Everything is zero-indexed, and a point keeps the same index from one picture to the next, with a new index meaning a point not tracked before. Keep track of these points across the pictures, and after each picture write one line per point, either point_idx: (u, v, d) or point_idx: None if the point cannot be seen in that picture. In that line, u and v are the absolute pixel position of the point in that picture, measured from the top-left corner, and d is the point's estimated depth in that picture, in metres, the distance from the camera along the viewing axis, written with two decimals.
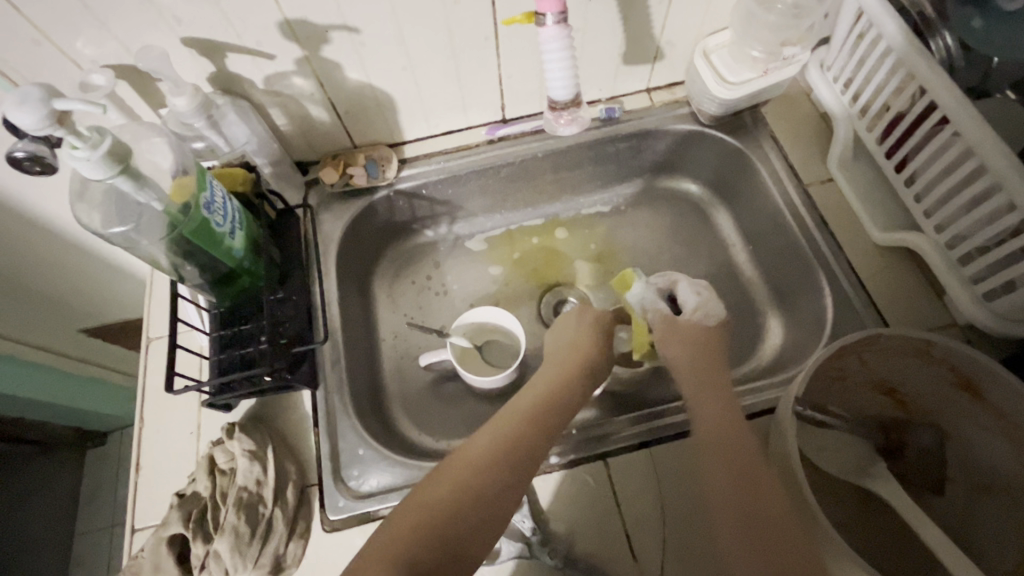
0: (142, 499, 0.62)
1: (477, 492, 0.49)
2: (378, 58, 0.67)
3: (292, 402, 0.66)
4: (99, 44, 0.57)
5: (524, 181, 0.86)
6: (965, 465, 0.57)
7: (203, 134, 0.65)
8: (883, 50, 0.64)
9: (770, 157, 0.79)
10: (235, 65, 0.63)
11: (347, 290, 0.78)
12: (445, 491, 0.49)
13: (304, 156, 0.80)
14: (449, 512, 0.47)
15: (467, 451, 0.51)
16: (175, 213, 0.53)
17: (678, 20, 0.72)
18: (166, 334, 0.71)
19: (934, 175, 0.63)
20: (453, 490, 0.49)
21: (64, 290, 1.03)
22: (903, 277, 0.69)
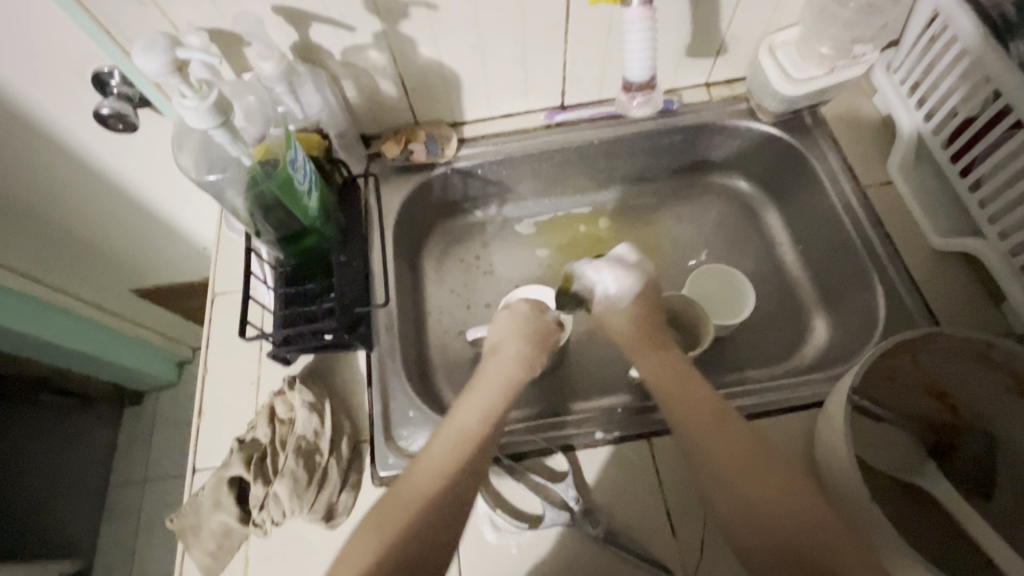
0: (202, 441, 0.66)
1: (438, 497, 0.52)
2: (451, 36, 0.69)
3: (348, 361, 0.69)
4: (196, 7, 0.61)
5: (577, 167, 0.87)
6: (1017, 472, 0.56)
7: (281, 100, 0.68)
8: (956, 51, 0.64)
9: (828, 157, 0.79)
10: (317, 34, 0.66)
11: (400, 261, 0.81)
12: (413, 496, 0.52)
13: (367, 129, 0.82)
14: (422, 517, 0.51)
15: (427, 459, 0.55)
16: (259, 168, 0.57)
17: (747, 14, 0.73)
18: (231, 289, 0.74)
19: (1003, 181, 0.62)
20: (418, 497, 0.52)
21: (123, 248, 1.08)
22: (960, 283, 0.69)
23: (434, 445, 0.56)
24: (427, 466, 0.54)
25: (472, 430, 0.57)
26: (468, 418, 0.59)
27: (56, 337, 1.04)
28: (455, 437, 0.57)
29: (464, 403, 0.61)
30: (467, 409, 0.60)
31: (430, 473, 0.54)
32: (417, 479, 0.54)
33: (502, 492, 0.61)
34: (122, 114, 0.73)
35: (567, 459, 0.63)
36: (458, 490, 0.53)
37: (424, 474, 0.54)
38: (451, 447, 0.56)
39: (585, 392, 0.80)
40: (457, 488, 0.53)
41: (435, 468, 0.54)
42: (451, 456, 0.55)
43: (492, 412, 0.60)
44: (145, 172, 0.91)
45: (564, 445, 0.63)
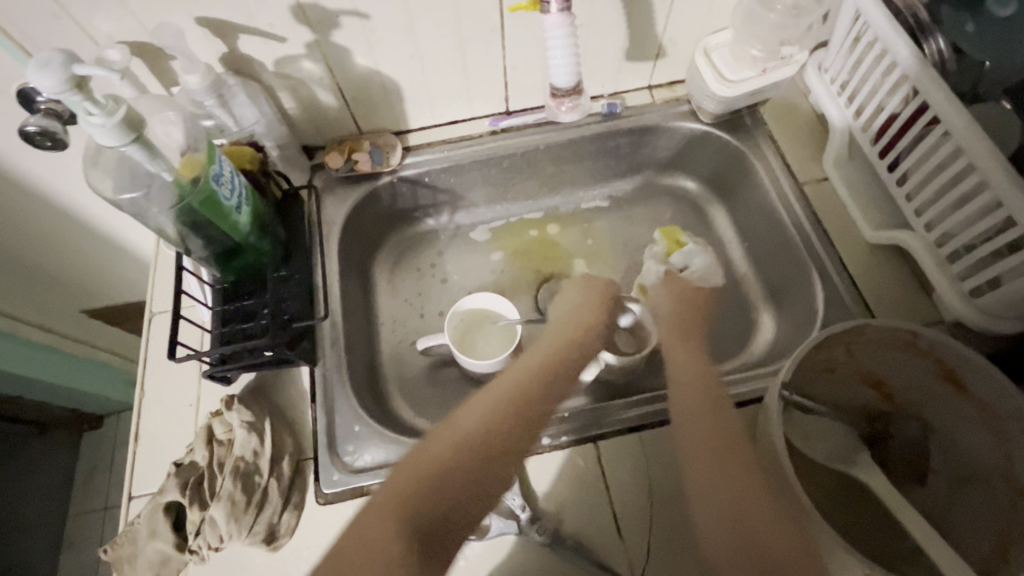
0: (139, 468, 0.64)
1: (457, 472, 0.48)
2: (387, 45, 0.69)
3: (290, 377, 0.67)
4: (116, 20, 0.59)
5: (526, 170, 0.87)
6: (947, 455, 0.59)
7: (212, 113, 0.67)
8: (877, 50, 0.66)
9: (767, 156, 0.80)
10: (247, 46, 0.65)
11: (348, 273, 0.80)
12: (418, 467, 0.48)
13: (310, 140, 0.81)
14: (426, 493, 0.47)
15: (457, 421, 0.52)
16: (181, 184, 0.55)
17: (680, 18, 0.74)
18: (169, 308, 0.72)
19: (925, 174, 0.64)
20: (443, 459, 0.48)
21: (65, 270, 1.04)
22: (893, 274, 0.71)
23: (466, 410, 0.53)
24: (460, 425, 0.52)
25: (522, 388, 0.56)
26: (539, 354, 0.62)
27: (16, 367, 1.02)
28: (479, 424, 0.51)
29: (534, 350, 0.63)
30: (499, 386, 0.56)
31: (449, 441, 0.50)
32: (430, 445, 0.50)
33: None
34: (50, 132, 0.69)
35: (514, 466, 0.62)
36: (474, 465, 0.49)
37: (448, 441, 0.50)
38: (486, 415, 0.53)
39: None
40: (467, 465, 0.48)
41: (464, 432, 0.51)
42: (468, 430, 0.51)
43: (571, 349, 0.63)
44: (81, 192, 0.88)
45: None
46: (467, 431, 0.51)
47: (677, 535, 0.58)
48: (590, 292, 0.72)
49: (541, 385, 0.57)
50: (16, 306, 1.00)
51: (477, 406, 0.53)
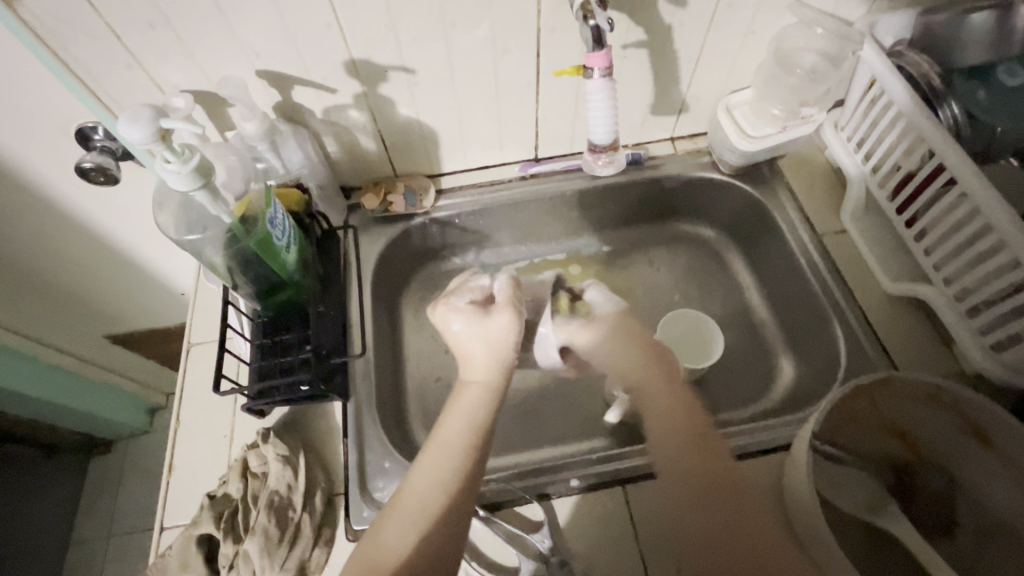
0: (172, 499, 0.64)
1: (422, 551, 0.50)
2: (429, 97, 0.73)
3: (323, 412, 0.68)
4: (183, 71, 0.64)
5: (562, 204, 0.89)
6: (973, 510, 0.59)
7: (263, 157, 0.71)
8: (892, 113, 0.70)
9: (786, 207, 0.83)
10: (300, 96, 0.70)
11: (379, 310, 0.82)
12: (409, 529, 0.51)
13: (348, 181, 0.85)
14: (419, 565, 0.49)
15: (421, 494, 0.54)
16: (238, 226, 0.58)
17: (703, 78, 0.79)
18: (209, 340, 0.74)
19: (943, 232, 0.67)
20: (406, 549, 0.50)
21: (97, 296, 1.07)
22: (912, 326, 0.73)
23: (426, 472, 0.55)
24: (409, 513, 0.52)
25: (457, 477, 0.54)
26: (460, 429, 0.58)
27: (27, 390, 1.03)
28: (439, 475, 0.54)
29: (447, 422, 0.59)
30: (458, 413, 0.59)
31: (411, 518, 0.52)
32: (427, 481, 0.54)
33: (478, 544, 0.61)
34: (104, 168, 0.73)
35: (543, 508, 0.63)
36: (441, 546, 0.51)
37: (410, 514, 0.52)
38: (435, 492, 0.53)
39: (561, 436, 0.80)
40: (436, 532, 0.51)
41: (423, 495, 0.53)
42: (423, 510, 0.52)
43: (478, 434, 0.57)
44: (124, 222, 0.92)
45: (539, 494, 0.64)
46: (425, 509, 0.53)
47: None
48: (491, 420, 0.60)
49: (456, 461, 0.55)
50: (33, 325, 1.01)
51: (435, 477, 0.54)
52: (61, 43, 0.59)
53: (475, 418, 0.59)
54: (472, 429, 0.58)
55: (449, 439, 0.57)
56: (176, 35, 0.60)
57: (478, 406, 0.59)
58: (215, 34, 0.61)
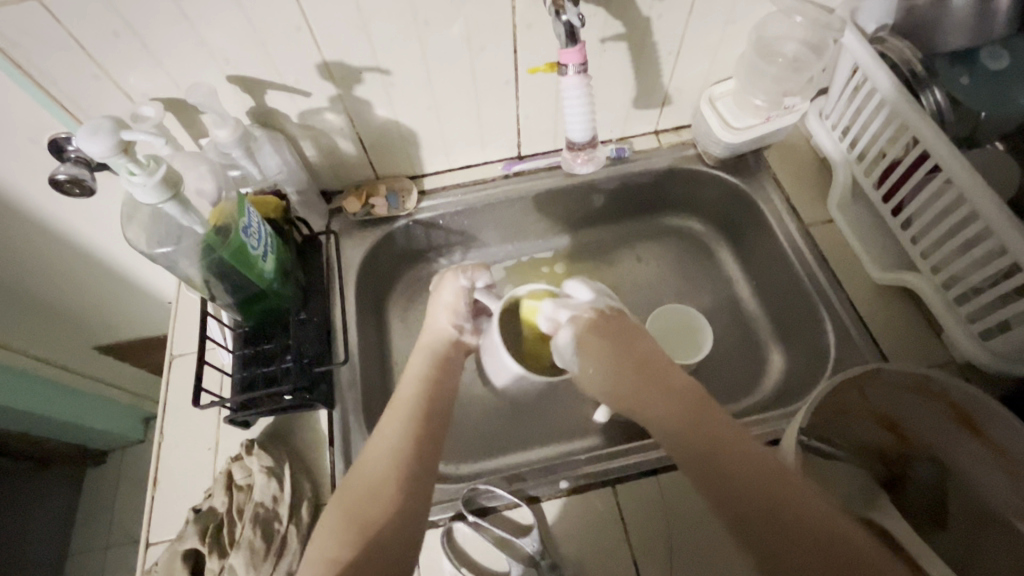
0: (157, 514, 0.64)
1: (392, 491, 0.53)
2: (406, 98, 0.72)
3: (308, 421, 0.68)
4: (152, 79, 0.63)
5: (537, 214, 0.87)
6: (967, 500, 0.58)
7: (239, 164, 0.70)
8: (876, 101, 0.69)
9: (772, 198, 0.82)
10: (274, 100, 0.68)
11: (365, 315, 0.81)
12: (376, 477, 0.54)
13: (329, 185, 0.84)
14: (390, 504, 0.53)
15: (381, 443, 0.57)
16: (213, 236, 0.57)
17: (685, 70, 0.78)
18: (191, 351, 0.73)
19: (929, 219, 0.66)
20: (375, 496, 0.53)
21: (81, 309, 1.06)
22: (902, 315, 0.72)
23: (385, 426, 0.58)
24: (374, 462, 0.55)
25: (411, 431, 0.57)
26: (412, 387, 0.62)
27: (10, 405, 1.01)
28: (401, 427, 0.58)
29: (401, 390, 0.62)
30: (410, 378, 0.64)
31: (376, 468, 0.55)
32: (386, 434, 0.57)
33: (467, 549, 0.61)
34: (79, 179, 0.71)
35: (532, 510, 0.62)
36: (411, 486, 0.54)
37: (375, 462, 0.55)
38: (394, 442, 0.56)
39: (551, 437, 0.79)
40: (407, 471, 0.55)
41: (385, 445, 0.56)
42: (386, 457, 0.55)
43: (429, 393, 0.61)
44: (104, 233, 0.91)
45: (529, 497, 0.63)
46: (388, 456, 0.55)
47: (707, 564, 0.58)
48: (439, 376, 0.64)
49: (414, 411, 0.59)
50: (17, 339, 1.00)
51: (393, 427, 0.58)
52: (23, 54, 0.57)
53: (424, 378, 0.63)
54: (425, 388, 0.62)
55: (404, 399, 0.60)
56: (142, 44, 0.59)
57: (425, 368, 0.65)
58: (181, 40, 0.59)
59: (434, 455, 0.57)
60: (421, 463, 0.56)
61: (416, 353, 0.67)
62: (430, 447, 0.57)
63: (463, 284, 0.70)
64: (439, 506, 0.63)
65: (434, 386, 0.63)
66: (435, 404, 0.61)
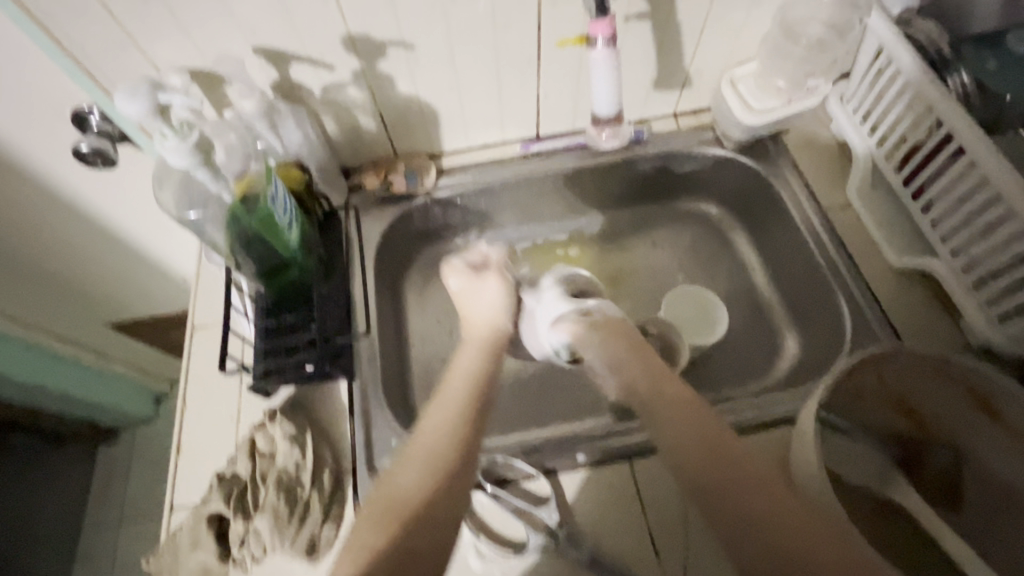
0: (180, 479, 0.65)
1: (435, 473, 0.53)
2: (428, 74, 0.72)
3: (328, 392, 0.69)
4: (179, 49, 0.63)
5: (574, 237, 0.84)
6: (982, 483, 0.59)
7: (262, 136, 0.70)
8: (899, 83, 0.68)
9: (791, 182, 0.82)
10: (297, 73, 0.68)
11: (382, 291, 0.81)
12: (420, 460, 0.55)
13: (348, 162, 0.84)
14: (431, 487, 0.52)
15: (427, 428, 0.58)
16: (239, 205, 0.59)
17: (707, 51, 0.77)
18: (212, 323, 0.74)
19: (950, 202, 0.66)
20: (418, 480, 0.53)
21: (96, 284, 1.06)
22: (919, 300, 0.72)
23: (432, 413, 0.59)
24: (418, 447, 0.56)
25: (458, 419, 0.58)
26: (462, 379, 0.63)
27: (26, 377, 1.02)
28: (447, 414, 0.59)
29: (450, 380, 0.64)
30: (460, 373, 0.65)
31: (421, 451, 0.55)
32: (433, 421, 0.58)
33: (485, 518, 0.62)
34: (102, 152, 0.72)
35: (550, 483, 0.64)
36: (455, 469, 0.54)
37: (419, 447, 0.56)
38: (441, 429, 0.57)
39: (566, 415, 0.80)
40: (452, 454, 0.55)
41: (431, 430, 0.57)
42: (431, 442, 0.56)
43: (477, 386, 0.62)
44: (123, 208, 0.91)
45: (546, 470, 0.64)
46: (432, 441, 0.56)
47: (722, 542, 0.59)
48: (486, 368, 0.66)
49: (460, 401, 0.60)
50: (33, 312, 1.01)
51: (439, 414, 0.59)
52: (54, 20, 0.57)
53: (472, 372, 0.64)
54: (474, 379, 0.63)
55: (452, 389, 0.62)
56: (171, 12, 0.59)
57: (474, 364, 0.66)
58: (210, 9, 0.59)
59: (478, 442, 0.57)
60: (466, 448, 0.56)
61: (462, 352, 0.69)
62: (474, 434, 0.58)
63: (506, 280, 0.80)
64: None
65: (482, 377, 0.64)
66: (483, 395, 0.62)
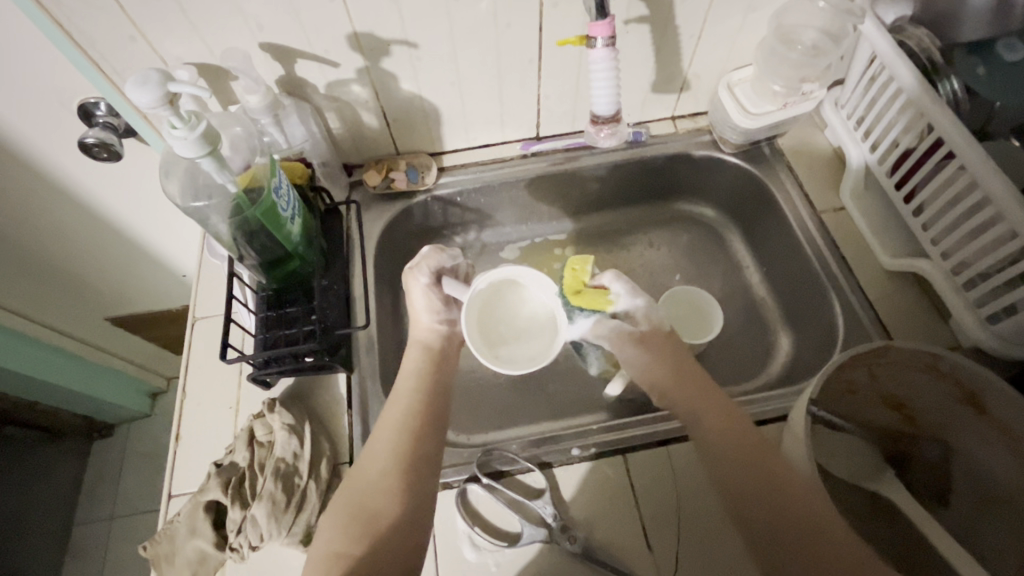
0: (179, 468, 0.66)
1: (395, 490, 0.54)
2: (431, 73, 0.73)
3: (327, 383, 0.69)
4: (187, 43, 0.64)
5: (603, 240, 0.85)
6: (970, 478, 0.60)
7: (267, 131, 0.71)
8: (892, 89, 0.70)
9: (786, 185, 0.84)
10: (303, 70, 0.70)
11: (382, 287, 0.82)
12: (377, 476, 0.55)
13: (350, 158, 0.85)
14: (393, 504, 0.54)
15: (380, 442, 0.57)
16: (243, 196, 0.59)
17: (705, 55, 0.79)
18: (213, 314, 0.75)
19: (941, 206, 0.67)
20: (380, 495, 0.54)
21: (96, 278, 1.07)
22: (910, 302, 0.74)
23: (385, 424, 0.59)
24: (374, 461, 0.56)
25: (409, 429, 0.58)
26: (407, 382, 0.62)
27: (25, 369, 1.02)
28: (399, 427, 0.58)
29: (399, 385, 0.62)
30: (407, 377, 0.63)
31: (378, 466, 0.56)
32: (387, 434, 0.58)
33: (479, 509, 0.63)
34: (106, 143, 0.73)
35: (544, 476, 0.64)
36: (415, 485, 0.55)
37: (375, 463, 0.56)
38: (393, 443, 0.57)
39: (561, 412, 0.81)
40: (411, 469, 0.56)
41: (385, 443, 0.57)
42: (385, 457, 0.56)
43: (426, 392, 0.62)
44: (126, 201, 0.92)
45: (541, 462, 0.65)
46: (387, 456, 0.56)
47: (714, 535, 0.60)
48: (435, 370, 0.64)
49: (411, 410, 0.60)
50: (32, 305, 1.01)
51: (391, 426, 0.58)
52: (65, 13, 0.59)
53: (420, 375, 0.63)
54: (423, 384, 0.62)
55: (402, 395, 0.61)
56: (180, 7, 0.60)
57: (418, 364, 0.64)
58: (218, 4, 0.60)
59: (434, 454, 0.58)
60: (422, 461, 0.57)
61: (409, 347, 0.67)
62: (429, 446, 0.58)
63: (423, 281, 0.66)
64: (453, 469, 0.65)
65: (430, 380, 0.63)
66: (434, 401, 0.62)
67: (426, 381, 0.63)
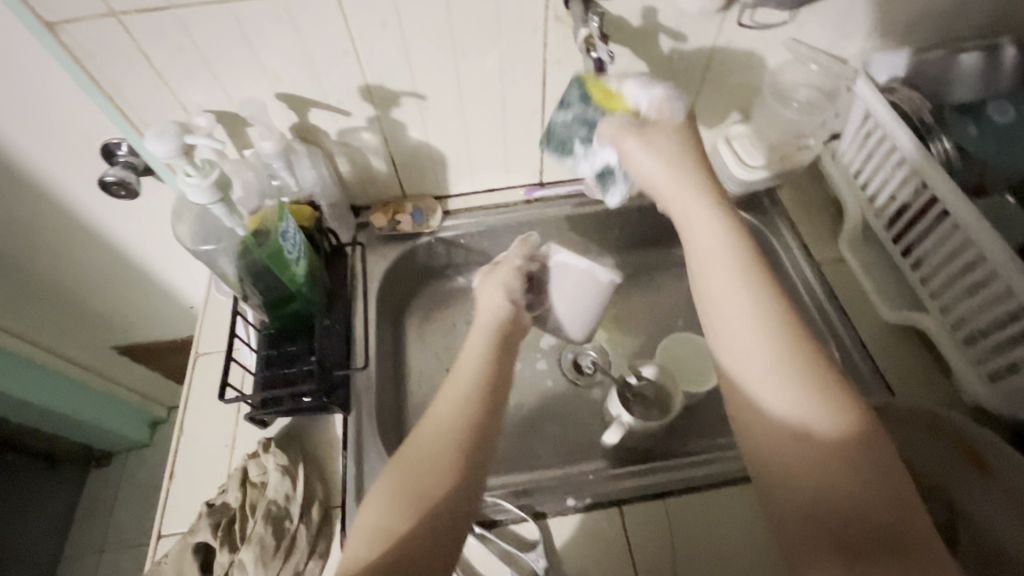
0: (170, 507, 0.65)
1: (448, 477, 0.50)
2: (439, 122, 0.76)
3: (324, 424, 0.69)
4: (207, 92, 0.67)
5: (701, 176, 0.62)
6: (975, 543, 0.57)
7: (278, 175, 0.74)
8: (887, 145, 0.72)
9: (785, 235, 0.85)
10: (316, 118, 0.73)
11: (383, 327, 0.83)
12: (428, 458, 0.51)
13: (358, 200, 0.88)
14: (446, 488, 0.49)
15: (437, 422, 0.53)
16: (251, 239, 0.62)
17: (703, 110, 0.82)
18: (216, 350, 0.76)
19: (939, 261, 0.68)
20: (431, 480, 0.49)
21: (105, 308, 1.09)
22: (910, 357, 0.73)
23: (438, 407, 0.55)
24: (427, 441, 0.52)
25: (473, 415, 0.54)
26: (471, 370, 0.58)
27: (28, 397, 1.03)
28: (451, 413, 0.54)
29: (459, 368, 0.59)
30: (467, 365, 0.59)
31: (428, 448, 0.51)
32: (442, 417, 0.54)
33: (471, 560, 0.61)
34: (126, 182, 0.76)
35: (538, 526, 0.63)
36: (467, 472, 0.50)
37: (427, 444, 0.52)
38: (453, 421, 0.53)
39: (559, 458, 0.80)
40: (469, 456, 0.51)
41: (441, 427, 0.53)
42: (444, 440, 0.52)
43: (489, 378, 0.58)
44: (140, 236, 0.95)
45: (535, 512, 0.64)
46: (442, 438, 0.52)
47: None
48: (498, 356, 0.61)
49: (475, 395, 0.55)
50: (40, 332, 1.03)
51: (451, 405, 0.54)
52: (96, 64, 0.62)
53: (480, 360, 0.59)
54: (488, 367, 0.59)
55: (462, 378, 0.57)
56: (204, 60, 0.64)
57: (485, 349, 0.61)
58: (238, 58, 0.64)
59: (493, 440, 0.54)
60: (483, 448, 0.52)
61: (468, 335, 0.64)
62: (487, 433, 0.53)
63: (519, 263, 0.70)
64: None
65: (494, 364, 0.60)
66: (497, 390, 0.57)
67: (491, 367, 0.59)
